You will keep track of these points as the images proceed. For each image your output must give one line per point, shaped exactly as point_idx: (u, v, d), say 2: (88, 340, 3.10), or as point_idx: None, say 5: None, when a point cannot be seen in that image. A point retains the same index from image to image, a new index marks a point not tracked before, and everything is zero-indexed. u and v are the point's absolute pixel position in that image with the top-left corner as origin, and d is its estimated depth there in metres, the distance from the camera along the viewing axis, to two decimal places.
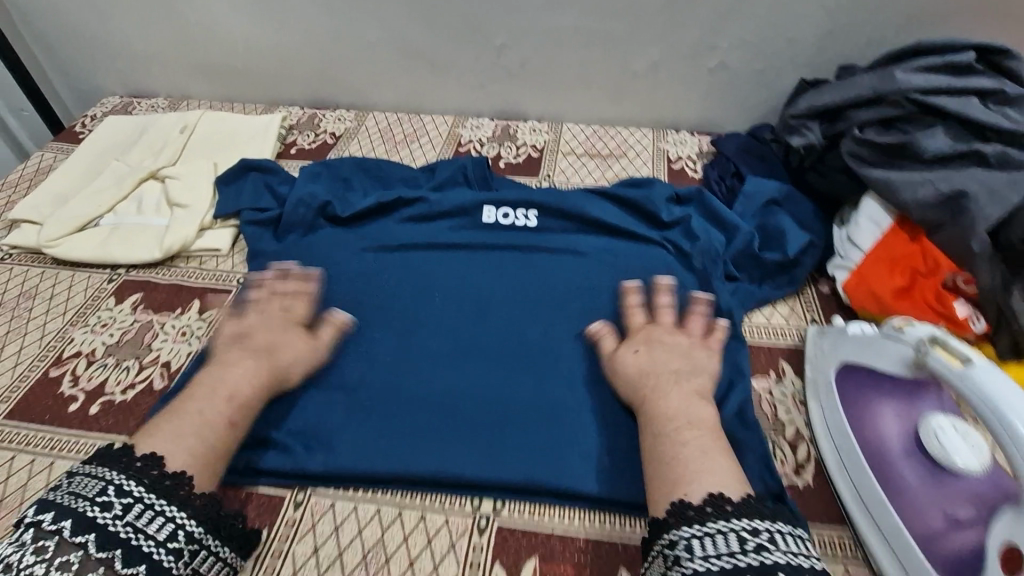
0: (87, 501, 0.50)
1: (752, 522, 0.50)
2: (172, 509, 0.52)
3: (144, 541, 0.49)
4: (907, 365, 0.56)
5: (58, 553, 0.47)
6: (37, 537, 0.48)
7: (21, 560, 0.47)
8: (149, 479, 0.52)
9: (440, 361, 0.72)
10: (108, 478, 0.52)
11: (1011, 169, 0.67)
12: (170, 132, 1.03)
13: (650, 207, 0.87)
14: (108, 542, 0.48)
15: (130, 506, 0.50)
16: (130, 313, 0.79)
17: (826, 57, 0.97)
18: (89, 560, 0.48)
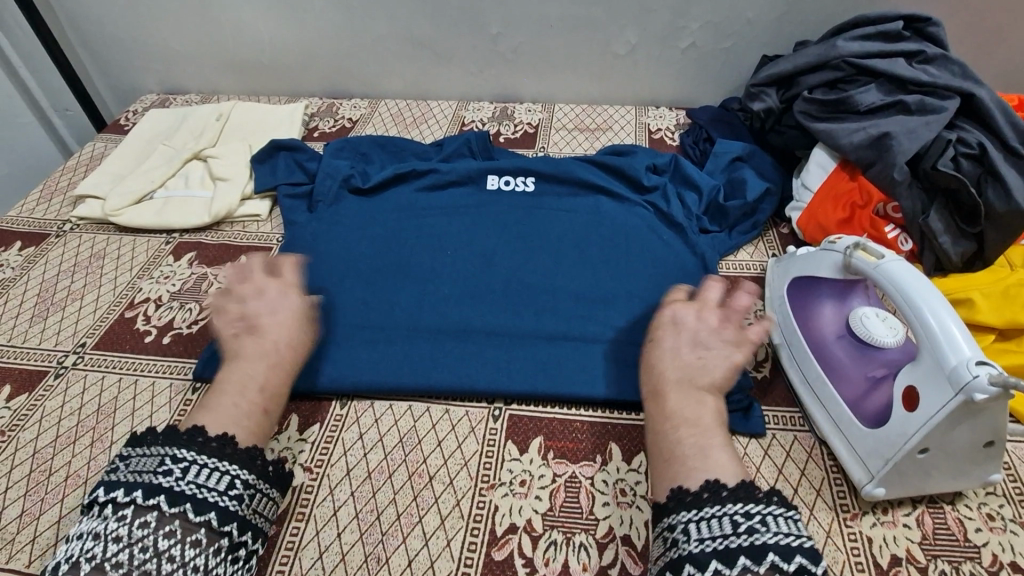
0: (151, 474, 0.56)
1: (745, 504, 0.54)
2: (223, 464, 0.58)
3: (207, 493, 0.56)
4: (838, 268, 0.69)
5: (137, 516, 0.54)
6: (115, 508, 0.54)
7: (108, 525, 0.53)
8: (197, 444, 0.58)
9: (455, 298, 0.85)
10: (163, 450, 0.58)
11: (928, 115, 0.81)
12: (208, 120, 1.16)
13: (633, 171, 1.00)
14: (176, 499, 0.54)
15: (188, 468, 0.57)
16: (188, 267, 0.92)
17: (782, 35, 1.10)
18: (164, 516, 0.54)
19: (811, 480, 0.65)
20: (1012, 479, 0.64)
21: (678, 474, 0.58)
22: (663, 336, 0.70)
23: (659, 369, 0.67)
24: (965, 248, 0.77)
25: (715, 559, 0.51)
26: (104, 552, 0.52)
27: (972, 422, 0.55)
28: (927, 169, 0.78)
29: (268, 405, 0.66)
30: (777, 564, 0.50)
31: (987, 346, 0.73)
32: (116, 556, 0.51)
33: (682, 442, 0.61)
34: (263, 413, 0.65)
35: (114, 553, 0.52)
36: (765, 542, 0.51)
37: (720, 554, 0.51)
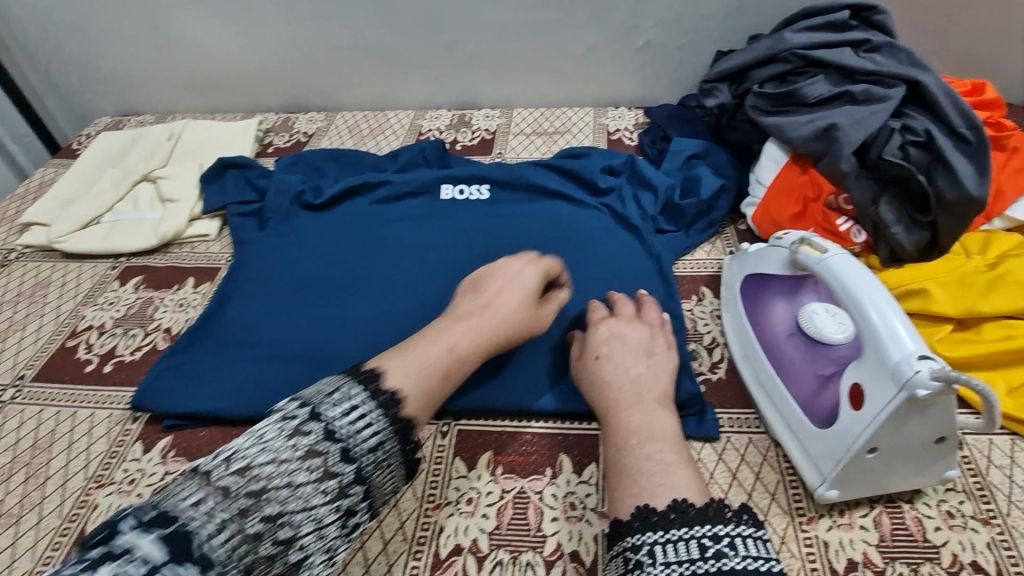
0: (321, 399, 0.48)
1: (715, 525, 0.50)
2: (384, 420, 0.49)
3: (357, 444, 0.47)
4: (786, 264, 0.67)
5: (293, 435, 0.45)
6: (279, 418, 0.46)
7: (271, 432, 0.45)
8: (371, 390, 0.50)
9: (407, 311, 0.84)
10: (342, 380, 0.50)
11: (874, 103, 0.79)
12: (158, 140, 1.14)
13: (588, 175, 0.98)
14: (329, 437, 0.46)
15: (352, 409, 0.48)
16: (133, 292, 0.90)
17: (735, 30, 1.09)
18: (311, 449, 0.45)
19: (766, 483, 0.63)
20: (971, 473, 0.63)
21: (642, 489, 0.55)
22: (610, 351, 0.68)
23: (614, 384, 0.65)
24: (918, 238, 0.76)
25: None
26: (255, 457, 0.44)
27: (922, 418, 0.53)
28: (874, 159, 0.77)
29: (450, 367, 0.58)
30: None
31: (945, 337, 0.72)
32: (260, 468, 0.43)
33: (652, 458, 0.58)
34: (442, 375, 0.57)
35: (261, 463, 0.43)
36: (733, 568, 0.47)
37: None
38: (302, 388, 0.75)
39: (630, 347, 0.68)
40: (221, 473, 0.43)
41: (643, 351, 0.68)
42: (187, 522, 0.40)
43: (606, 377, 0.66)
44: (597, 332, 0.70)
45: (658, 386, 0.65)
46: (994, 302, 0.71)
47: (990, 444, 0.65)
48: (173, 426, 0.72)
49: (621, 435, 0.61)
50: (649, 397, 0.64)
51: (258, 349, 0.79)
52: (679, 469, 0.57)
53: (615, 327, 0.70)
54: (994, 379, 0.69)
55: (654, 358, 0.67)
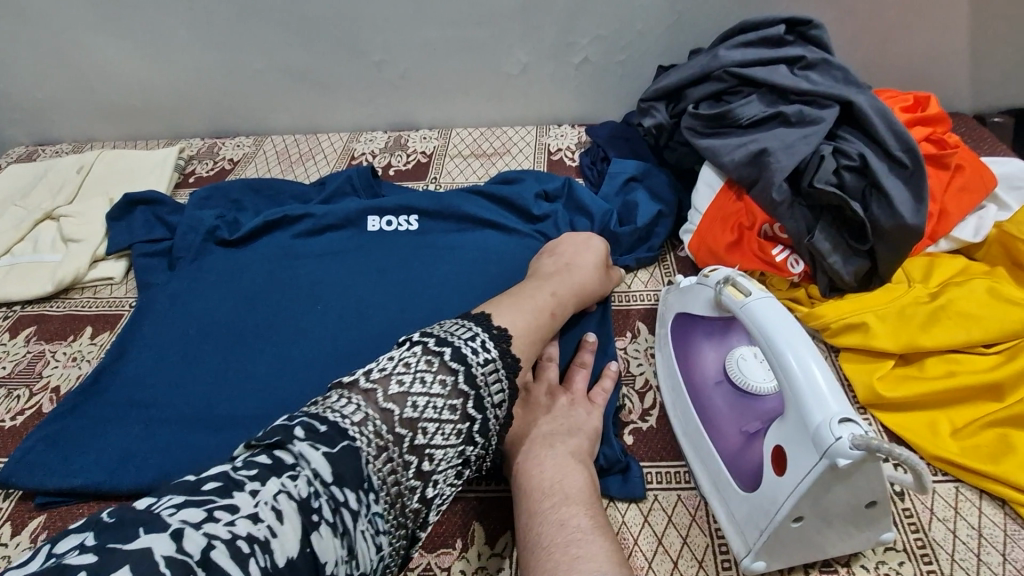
0: (461, 341, 0.50)
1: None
2: (506, 376, 0.52)
3: (487, 395, 0.50)
4: (712, 305, 0.62)
5: (440, 371, 0.48)
6: (425, 352, 0.49)
7: (419, 364, 0.48)
8: (499, 348, 0.53)
9: (320, 361, 0.78)
10: (475, 328, 0.53)
11: (807, 126, 0.75)
12: (67, 173, 1.06)
13: (522, 202, 0.93)
14: (471, 380, 0.49)
15: (488, 359, 0.51)
16: (24, 345, 0.83)
17: (675, 44, 1.05)
18: (455, 389, 0.48)
19: (693, 549, 0.57)
20: (913, 529, 0.58)
21: (554, 563, 0.45)
22: (522, 409, 0.62)
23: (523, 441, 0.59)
24: (858, 266, 0.72)
25: None
26: (410, 386, 0.47)
27: (846, 485, 0.48)
28: (806, 188, 0.73)
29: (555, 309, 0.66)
30: None
31: (887, 374, 0.67)
32: (412, 398, 0.46)
33: (568, 525, 0.49)
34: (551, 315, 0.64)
35: (415, 394, 0.47)
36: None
37: None
38: (193, 455, 0.68)
39: (544, 409, 0.62)
40: (380, 396, 0.46)
41: (560, 413, 0.62)
42: (352, 442, 0.43)
43: (523, 433, 0.59)
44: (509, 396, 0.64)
45: (574, 443, 0.59)
46: (935, 336, 0.67)
47: (933, 494, 0.60)
48: (46, 504, 0.66)
49: (536, 496, 0.53)
50: (564, 451, 0.57)
51: (152, 411, 0.73)
52: (596, 537, 0.48)
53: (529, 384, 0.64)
54: (938, 419, 0.64)
55: (571, 418, 0.62)
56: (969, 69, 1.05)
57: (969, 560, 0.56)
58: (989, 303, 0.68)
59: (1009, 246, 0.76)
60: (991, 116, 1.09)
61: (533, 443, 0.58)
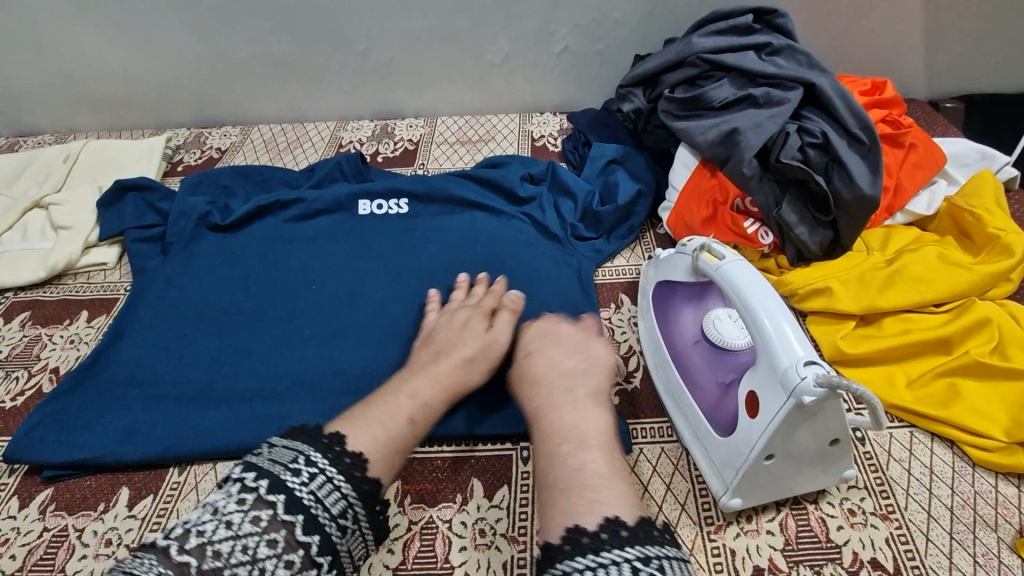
0: (281, 467, 0.50)
1: (643, 546, 0.47)
2: (344, 485, 0.51)
3: (321, 511, 0.49)
4: (689, 271, 0.67)
5: (253, 507, 0.48)
6: (241, 488, 0.49)
7: (226, 505, 0.48)
8: (333, 453, 0.52)
9: (317, 338, 0.81)
10: (302, 446, 0.52)
11: (773, 107, 0.81)
12: (53, 163, 1.07)
13: (508, 184, 0.97)
14: (292, 507, 0.48)
15: (315, 475, 0.50)
16: (19, 330, 0.84)
17: (650, 34, 1.10)
18: (275, 520, 0.48)
19: (676, 494, 0.63)
20: (873, 469, 0.64)
21: (573, 504, 0.50)
22: (539, 348, 0.65)
23: (544, 380, 0.61)
24: (822, 236, 0.78)
25: None
26: (212, 533, 0.47)
27: (811, 424, 0.53)
28: (773, 163, 0.78)
29: (416, 412, 0.59)
30: None
31: (849, 333, 0.73)
32: (217, 543, 0.46)
33: (586, 470, 0.53)
34: (408, 421, 0.58)
35: (219, 539, 0.47)
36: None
37: None
38: (197, 426, 0.71)
39: (565, 350, 0.64)
40: (177, 549, 0.46)
41: (581, 351, 0.64)
42: None
43: (536, 374, 0.62)
44: (528, 333, 0.68)
45: (596, 381, 0.61)
46: (891, 298, 0.73)
47: (890, 438, 0.66)
48: (53, 477, 0.67)
49: (554, 439, 0.56)
50: (587, 395, 0.59)
51: (152, 390, 0.75)
52: (615, 479, 0.52)
53: (548, 325, 0.68)
54: (894, 371, 0.70)
55: (591, 353, 0.64)
56: (923, 58, 1.13)
57: (922, 494, 0.62)
58: (939, 267, 0.74)
59: (956, 217, 0.83)
60: (944, 102, 1.17)
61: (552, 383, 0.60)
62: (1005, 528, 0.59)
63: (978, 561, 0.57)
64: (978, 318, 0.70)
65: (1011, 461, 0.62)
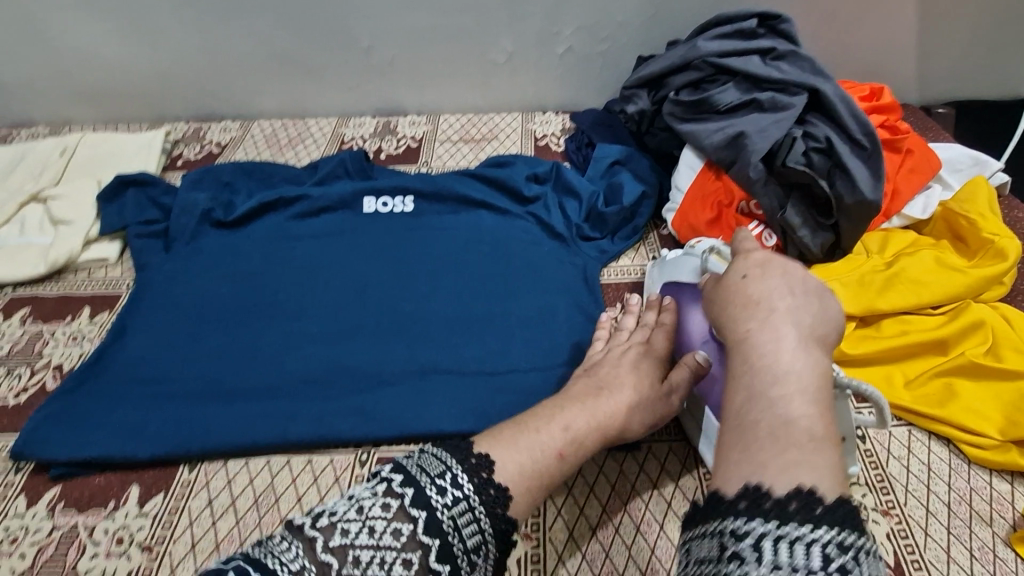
0: (428, 479, 0.48)
1: (839, 530, 0.37)
2: (484, 516, 0.49)
3: (457, 540, 0.47)
4: (697, 272, 0.70)
5: (396, 517, 0.46)
6: (387, 494, 0.48)
7: (370, 509, 0.47)
8: (479, 478, 0.50)
9: (325, 337, 0.81)
10: (448, 460, 0.50)
11: (778, 112, 0.82)
12: (49, 156, 1.05)
13: (513, 184, 0.97)
14: (433, 527, 0.46)
15: (459, 496, 0.48)
16: (20, 326, 0.82)
17: (654, 36, 1.11)
18: (414, 538, 0.46)
19: (685, 490, 0.64)
20: (872, 466, 0.66)
21: (768, 457, 0.41)
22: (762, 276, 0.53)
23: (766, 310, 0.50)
24: (824, 240, 0.80)
25: None
26: (354, 538, 0.45)
27: None
28: (779, 166, 0.80)
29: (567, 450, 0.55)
30: None
31: (849, 333, 0.75)
32: (358, 551, 0.45)
33: (795, 425, 0.42)
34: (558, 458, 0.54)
35: (360, 546, 0.45)
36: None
37: None
38: (207, 424, 0.70)
39: (793, 285, 0.52)
40: (320, 545, 0.45)
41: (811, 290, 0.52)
42: None
43: (754, 297, 0.52)
44: (750, 255, 0.56)
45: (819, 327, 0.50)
46: (891, 299, 0.75)
47: (889, 436, 0.68)
48: (62, 476, 0.66)
49: (763, 376, 0.46)
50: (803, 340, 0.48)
51: (160, 388, 0.74)
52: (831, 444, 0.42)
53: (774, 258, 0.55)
54: (892, 371, 0.73)
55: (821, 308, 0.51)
56: (916, 65, 1.16)
57: (920, 490, 0.64)
58: (936, 269, 0.76)
59: (951, 222, 0.85)
60: (936, 107, 1.20)
61: (773, 312, 0.50)
62: (1000, 523, 0.61)
63: (975, 554, 0.59)
64: (973, 320, 0.72)
65: (1004, 458, 0.64)
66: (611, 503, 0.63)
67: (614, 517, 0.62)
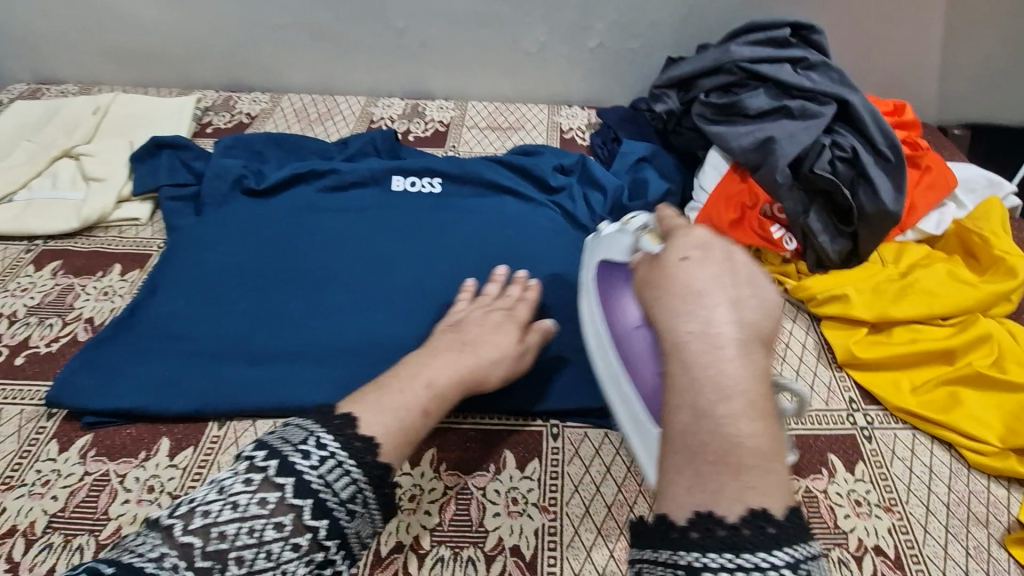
0: (291, 449, 0.51)
1: (789, 549, 0.40)
2: (357, 470, 0.52)
3: (330, 496, 0.50)
4: (629, 252, 0.68)
5: (261, 489, 0.49)
6: (249, 470, 0.50)
7: (232, 485, 0.49)
8: (344, 437, 0.52)
9: (351, 307, 0.82)
10: (311, 426, 0.53)
11: (808, 119, 0.84)
12: (82, 113, 1.06)
13: (540, 173, 0.99)
14: (300, 491, 0.49)
15: (326, 458, 0.51)
16: (50, 278, 0.84)
17: (684, 38, 1.13)
18: (282, 503, 0.49)
19: None
20: (878, 465, 0.69)
21: (723, 484, 0.42)
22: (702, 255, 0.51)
23: (708, 301, 0.48)
24: (843, 246, 0.83)
25: None
26: (217, 515, 0.48)
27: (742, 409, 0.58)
28: (806, 173, 0.82)
29: (430, 405, 0.59)
30: None
31: (861, 339, 0.78)
32: (223, 525, 0.48)
33: (744, 447, 0.42)
34: (424, 414, 0.58)
35: (224, 521, 0.48)
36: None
37: None
38: (237, 383, 0.72)
39: (734, 266, 0.50)
40: (180, 530, 0.47)
41: (749, 279, 0.50)
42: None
43: (695, 285, 0.49)
44: (692, 234, 0.53)
45: (759, 321, 0.48)
46: (904, 308, 0.77)
47: (895, 438, 0.71)
48: (94, 424, 0.68)
49: (708, 390, 0.44)
50: (746, 341, 0.46)
51: (189, 346, 0.76)
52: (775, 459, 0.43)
53: (708, 239, 0.53)
54: (899, 377, 0.75)
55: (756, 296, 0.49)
56: (936, 85, 1.18)
57: (921, 490, 0.67)
58: (948, 282, 0.79)
59: (963, 238, 0.88)
60: (952, 128, 1.23)
61: (715, 305, 0.47)
62: (995, 525, 0.64)
63: (970, 552, 0.62)
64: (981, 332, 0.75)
65: (1002, 465, 0.67)
66: (626, 483, 0.65)
67: (628, 497, 0.64)
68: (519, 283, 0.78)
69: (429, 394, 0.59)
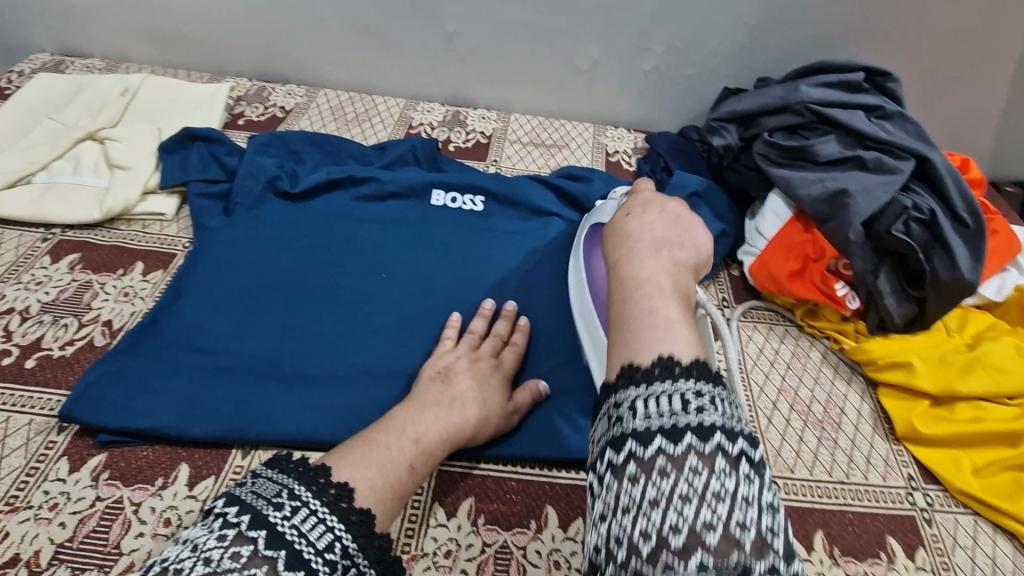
0: (264, 501, 0.46)
1: (693, 378, 0.43)
2: (334, 519, 0.47)
3: (306, 546, 0.45)
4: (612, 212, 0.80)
5: (233, 543, 0.43)
6: (221, 527, 0.45)
7: (202, 541, 0.44)
8: (317, 486, 0.49)
9: (386, 329, 0.77)
10: (285, 480, 0.49)
11: (882, 174, 0.81)
12: (109, 94, 1.00)
13: (588, 200, 0.95)
14: (274, 540, 0.44)
15: (298, 508, 0.47)
16: (67, 272, 0.78)
17: (744, 68, 1.08)
18: (256, 555, 0.43)
19: None
20: (938, 553, 0.65)
21: (638, 344, 0.46)
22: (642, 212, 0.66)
23: (634, 236, 0.61)
24: (907, 310, 0.78)
25: (659, 437, 0.40)
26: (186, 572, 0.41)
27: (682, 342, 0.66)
28: (880, 232, 0.79)
29: (417, 459, 0.57)
30: (722, 445, 0.40)
31: (922, 412, 0.74)
32: None
33: (657, 313, 0.49)
34: (410, 469, 0.56)
35: None
36: (714, 422, 0.40)
37: (664, 434, 0.40)
38: (262, 407, 0.67)
39: (668, 216, 0.65)
40: None
41: (680, 227, 0.63)
42: None
43: (629, 229, 0.63)
44: (640, 198, 0.69)
45: (683, 252, 0.59)
46: (970, 383, 0.73)
47: (956, 523, 0.67)
48: (108, 443, 0.63)
49: (630, 285, 0.54)
50: (667, 258, 0.58)
51: (212, 361, 0.71)
52: (684, 325, 0.49)
53: (651, 200, 0.68)
54: (959, 455, 0.71)
55: (686, 236, 0.62)
56: (994, 139, 1.15)
57: None
58: (1017, 359, 0.75)
59: None
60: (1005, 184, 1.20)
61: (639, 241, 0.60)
62: None
63: None
64: None
65: None
66: None
67: None
68: (507, 320, 0.76)
69: (416, 450, 0.57)
